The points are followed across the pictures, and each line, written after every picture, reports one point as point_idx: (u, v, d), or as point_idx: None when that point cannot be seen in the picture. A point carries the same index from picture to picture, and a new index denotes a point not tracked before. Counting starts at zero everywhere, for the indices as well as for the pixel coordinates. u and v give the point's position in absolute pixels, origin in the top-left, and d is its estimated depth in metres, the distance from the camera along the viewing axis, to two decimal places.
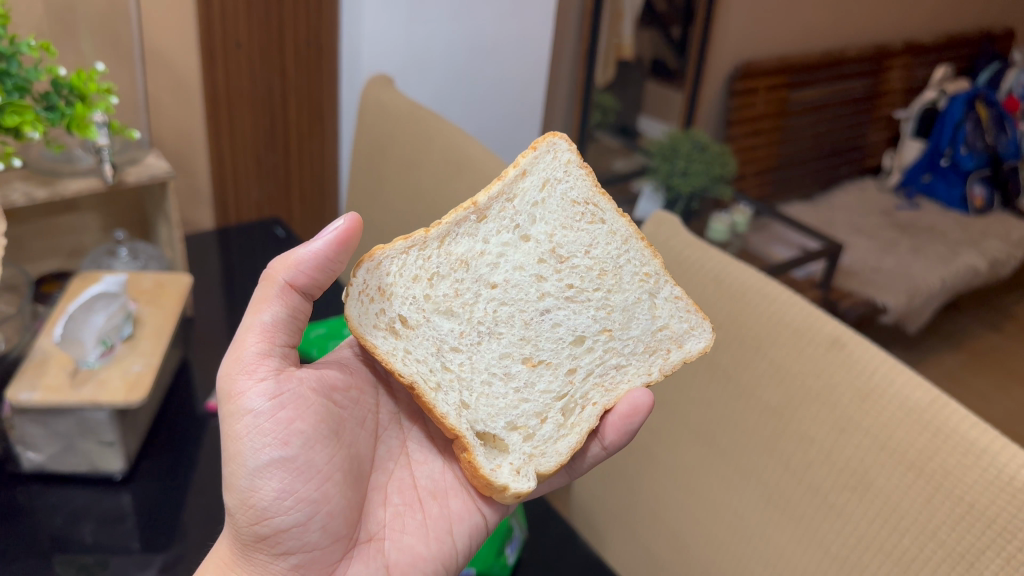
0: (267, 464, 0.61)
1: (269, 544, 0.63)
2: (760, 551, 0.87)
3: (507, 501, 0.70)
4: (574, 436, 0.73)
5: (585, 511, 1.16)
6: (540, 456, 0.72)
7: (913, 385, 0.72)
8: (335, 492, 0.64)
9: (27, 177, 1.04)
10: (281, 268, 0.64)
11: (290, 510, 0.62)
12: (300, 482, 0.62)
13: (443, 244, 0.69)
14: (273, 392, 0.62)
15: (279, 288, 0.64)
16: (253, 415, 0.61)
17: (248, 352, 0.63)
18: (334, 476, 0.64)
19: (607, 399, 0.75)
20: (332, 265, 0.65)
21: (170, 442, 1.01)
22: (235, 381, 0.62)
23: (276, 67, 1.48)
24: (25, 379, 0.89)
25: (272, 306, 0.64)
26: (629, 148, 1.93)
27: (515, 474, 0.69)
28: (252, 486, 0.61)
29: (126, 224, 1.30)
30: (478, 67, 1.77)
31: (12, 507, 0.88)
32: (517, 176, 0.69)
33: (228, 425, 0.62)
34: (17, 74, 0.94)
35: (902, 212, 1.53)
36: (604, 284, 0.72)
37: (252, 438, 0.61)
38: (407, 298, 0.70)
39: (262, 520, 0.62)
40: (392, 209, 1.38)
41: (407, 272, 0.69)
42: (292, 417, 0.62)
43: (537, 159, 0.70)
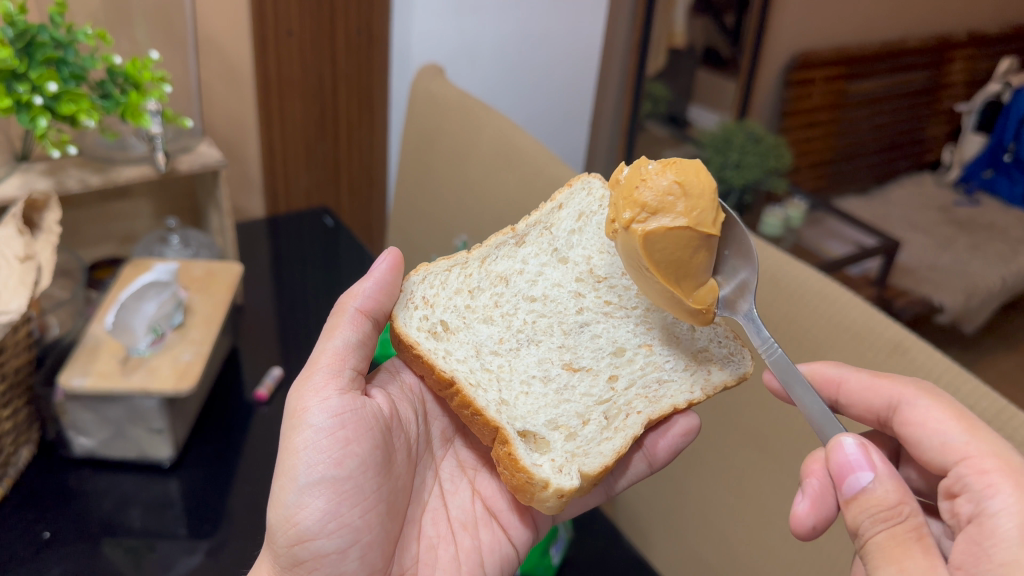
0: (317, 483, 0.61)
1: (304, 570, 0.63)
2: (811, 559, 0.85)
3: (547, 506, 0.66)
4: (619, 439, 0.70)
5: (631, 511, 1.14)
6: (583, 457, 0.68)
7: (979, 394, 0.69)
8: (375, 520, 0.64)
9: (82, 164, 1.04)
10: (352, 296, 0.67)
11: (332, 534, 0.61)
12: (345, 506, 0.62)
13: (484, 263, 0.76)
14: (335, 411, 0.62)
15: (352, 313, 0.66)
16: (314, 429, 0.61)
17: (319, 371, 0.64)
18: (377, 505, 0.65)
19: (651, 409, 0.72)
20: (393, 289, 0.70)
21: (220, 428, 1.01)
22: (302, 398, 0.63)
23: (327, 55, 1.47)
24: (77, 365, 0.91)
25: (345, 330, 0.66)
26: (678, 139, 1.99)
27: (557, 470, 0.65)
28: (298, 503, 0.61)
29: (178, 211, 1.31)
30: (531, 57, 1.75)
31: (64, 490, 0.89)
32: (554, 209, 0.79)
33: (289, 438, 0.61)
34: (74, 62, 0.95)
35: (962, 207, 1.47)
36: (641, 302, 0.76)
37: (308, 454, 0.61)
38: (448, 306, 0.74)
39: (303, 542, 0.61)
40: (441, 199, 1.37)
41: (449, 286, 0.75)
42: (349, 438, 0.62)
43: (573, 195, 0.80)
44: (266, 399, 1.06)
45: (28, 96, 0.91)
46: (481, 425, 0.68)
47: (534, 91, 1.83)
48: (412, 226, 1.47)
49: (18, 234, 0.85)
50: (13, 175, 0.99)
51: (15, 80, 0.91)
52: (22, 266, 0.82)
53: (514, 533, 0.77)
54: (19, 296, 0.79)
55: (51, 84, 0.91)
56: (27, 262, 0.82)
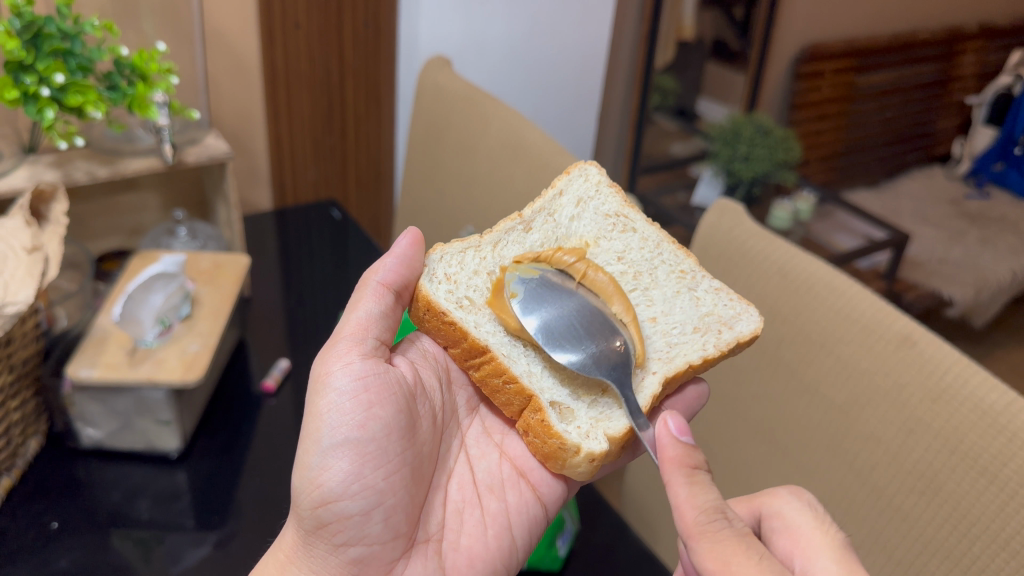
0: (341, 444, 0.61)
1: (329, 534, 0.62)
2: None
3: (577, 472, 0.68)
4: (641, 397, 0.70)
5: (637, 504, 1.14)
6: (607, 420, 0.70)
7: (988, 386, 0.68)
8: (400, 485, 0.64)
9: (90, 156, 1.04)
10: (375, 271, 0.69)
11: (356, 496, 0.61)
12: (369, 467, 0.61)
13: (497, 248, 0.77)
14: (358, 375, 0.62)
15: (374, 285, 0.68)
16: (337, 393, 0.61)
17: (342, 339, 0.65)
18: (402, 470, 0.64)
19: (666, 367, 0.71)
20: (416, 264, 0.71)
21: (227, 421, 1.01)
22: (327, 365, 0.63)
23: (335, 47, 1.47)
24: (85, 356, 0.91)
25: (368, 301, 0.67)
26: (686, 131, 2.03)
27: (584, 436, 0.67)
28: (321, 465, 0.61)
29: (185, 204, 1.32)
30: (539, 51, 1.74)
31: (72, 481, 0.90)
32: (555, 195, 0.81)
33: (312, 403, 0.62)
34: (81, 54, 0.95)
35: (972, 201, 1.73)
36: (640, 282, 0.79)
37: (331, 416, 0.61)
38: (471, 286, 0.75)
39: (326, 504, 0.61)
40: (448, 193, 1.37)
41: (467, 267, 0.76)
42: (372, 401, 0.62)
43: (571, 182, 0.82)
44: (273, 391, 1.06)
45: (35, 88, 0.91)
46: (513, 393, 0.69)
47: (543, 84, 1.82)
48: (419, 220, 1.47)
49: (25, 226, 0.85)
50: (20, 167, 1.00)
51: (22, 71, 0.91)
52: (29, 257, 0.82)
53: (544, 491, 0.75)
54: (27, 286, 0.79)
55: (58, 76, 0.91)
56: (34, 253, 0.83)
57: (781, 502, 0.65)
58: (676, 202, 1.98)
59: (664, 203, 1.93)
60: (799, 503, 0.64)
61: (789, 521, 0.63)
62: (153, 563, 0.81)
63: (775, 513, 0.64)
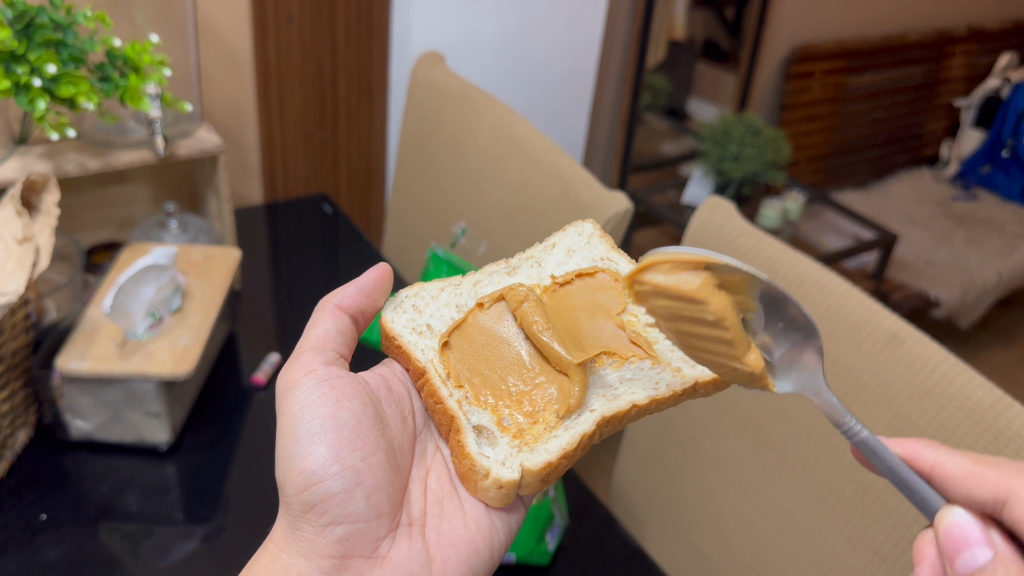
0: (317, 432, 0.62)
1: (316, 515, 0.63)
2: (807, 549, 0.85)
3: (490, 496, 0.68)
4: (566, 437, 0.67)
5: (625, 499, 1.14)
6: (529, 453, 0.67)
7: (974, 384, 0.69)
8: (378, 468, 0.65)
9: (81, 147, 1.04)
10: (333, 295, 0.71)
11: (337, 477, 0.62)
12: (346, 450, 0.63)
13: (475, 286, 0.79)
14: (323, 374, 0.65)
15: (331, 307, 0.70)
16: (306, 389, 0.63)
17: (306, 350, 0.67)
18: (377, 454, 0.66)
19: (607, 406, 0.69)
20: (377, 296, 0.74)
21: (215, 414, 1.01)
22: (293, 371, 0.66)
23: (327, 40, 1.47)
24: (75, 348, 0.91)
25: (325, 320, 0.69)
26: (677, 131, 2.05)
27: (501, 464, 0.67)
28: (302, 453, 0.62)
29: (177, 196, 1.31)
30: (532, 59, 1.72)
31: (60, 473, 0.89)
32: (549, 245, 0.82)
33: (284, 403, 0.64)
34: (73, 45, 0.94)
35: (960, 201, 1.95)
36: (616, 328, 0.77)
37: (304, 412, 0.63)
38: (436, 315, 0.77)
39: (311, 487, 0.62)
40: (440, 187, 1.37)
41: (438, 301, 0.78)
42: (341, 396, 0.65)
43: (565, 236, 0.83)
44: (263, 384, 1.06)
45: (26, 78, 0.91)
46: (440, 414, 0.69)
47: (538, 84, 1.77)
48: (411, 215, 1.47)
49: (15, 216, 0.85)
50: (10, 157, 0.99)
51: (13, 61, 0.91)
52: (20, 248, 0.82)
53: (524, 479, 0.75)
54: (18, 278, 0.79)
55: (50, 67, 0.91)
56: (25, 243, 0.82)
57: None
58: (666, 201, 1.98)
59: (655, 201, 1.95)
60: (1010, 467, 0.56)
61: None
62: (142, 556, 0.81)
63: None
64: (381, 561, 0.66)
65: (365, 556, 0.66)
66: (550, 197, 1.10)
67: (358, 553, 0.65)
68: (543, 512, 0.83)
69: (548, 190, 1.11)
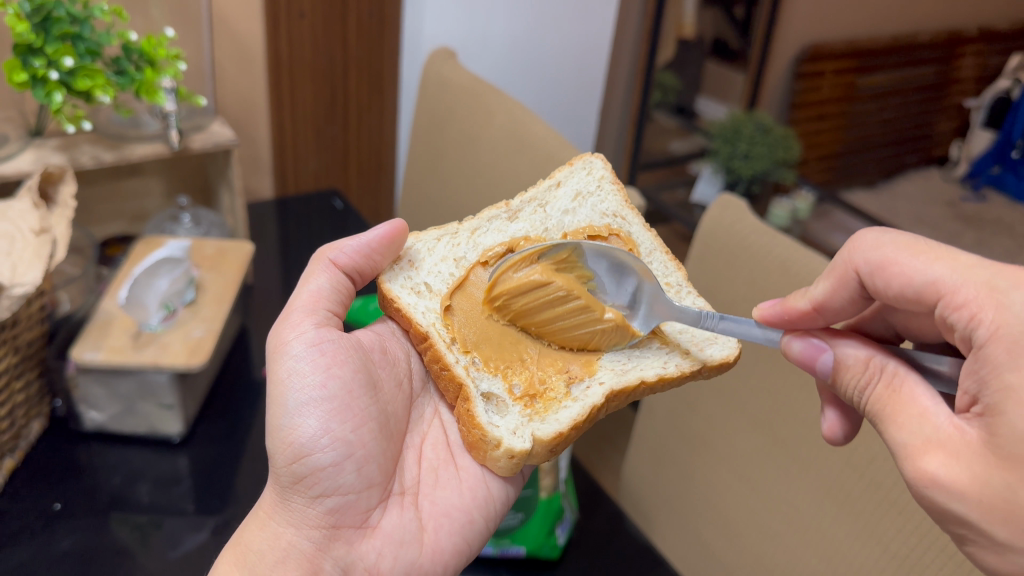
0: (307, 403, 0.63)
1: (305, 487, 0.63)
2: (816, 546, 0.85)
3: (500, 466, 0.68)
4: (576, 408, 0.68)
5: (634, 495, 1.15)
6: (540, 424, 0.67)
7: None
8: (370, 438, 0.66)
9: (95, 140, 1.05)
10: (330, 249, 0.71)
11: (327, 449, 0.63)
12: (336, 421, 0.63)
13: (473, 235, 0.79)
14: (314, 339, 0.65)
15: (328, 264, 0.70)
16: (295, 359, 0.64)
17: (296, 310, 0.67)
18: (369, 424, 0.66)
19: (616, 379, 0.70)
20: (378, 257, 0.72)
21: (227, 406, 1.02)
22: (283, 335, 0.66)
23: (339, 36, 1.47)
24: (89, 340, 0.92)
25: (318, 277, 0.69)
26: (685, 129, 2.05)
27: (512, 433, 0.67)
28: (291, 425, 0.62)
29: (189, 191, 1.32)
30: (542, 55, 1.72)
31: (73, 465, 0.90)
32: (552, 186, 0.81)
33: (274, 372, 0.64)
34: (90, 38, 0.95)
35: (969, 203, 1.77)
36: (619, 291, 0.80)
37: (295, 380, 0.63)
38: (433, 272, 0.76)
39: (300, 459, 0.62)
40: (451, 183, 1.37)
41: (435, 254, 0.78)
42: (332, 363, 0.65)
43: (571, 176, 0.83)
44: None
45: (44, 71, 0.92)
46: (447, 380, 0.69)
47: (548, 81, 1.78)
48: (421, 210, 1.47)
49: (33, 208, 0.86)
50: (26, 150, 1.00)
51: (31, 54, 0.92)
52: (37, 239, 0.83)
53: None
54: (35, 268, 0.80)
55: (67, 60, 0.92)
56: (42, 235, 0.83)
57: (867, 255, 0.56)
58: (675, 200, 1.97)
59: (664, 199, 1.95)
60: (894, 234, 0.56)
61: (981, 308, 0.48)
62: (152, 548, 0.82)
63: (955, 289, 0.50)
64: (371, 531, 0.67)
65: (357, 526, 0.66)
66: None
67: (350, 524, 0.66)
68: (555, 504, 0.84)
69: None
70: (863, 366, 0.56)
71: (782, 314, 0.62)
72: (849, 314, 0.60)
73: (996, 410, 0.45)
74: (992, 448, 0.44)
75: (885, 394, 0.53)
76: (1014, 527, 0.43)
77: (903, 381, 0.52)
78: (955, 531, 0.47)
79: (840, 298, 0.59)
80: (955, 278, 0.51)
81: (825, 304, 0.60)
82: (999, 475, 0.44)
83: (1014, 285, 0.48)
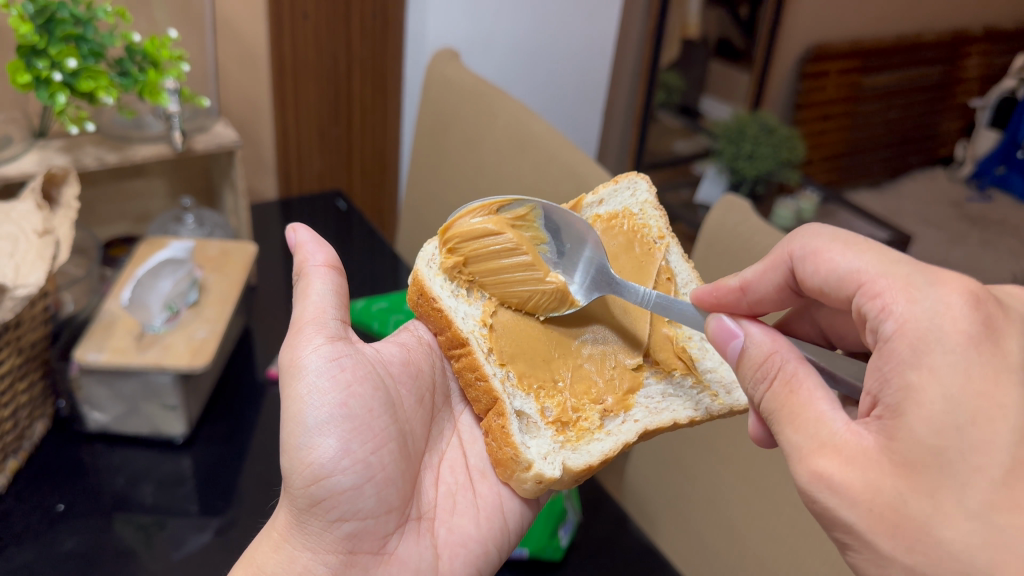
0: (326, 422, 0.62)
1: (323, 510, 0.62)
2: (820, 549, 0.85)
3: (525, 487, 0.68)
4: (610, 442, 0.69)
5: (638, 496, 1.14)
6: (572, 453, 0.68)
7: None
8: (388, 459, 0.65)
9: (99, 141, 1.05)
10: (308, 263, 0.71)
11: (347, 471, 0.62)
12: (356, 443, 0.62)
13: None
14: (330, 356, 0.64)
15: (314, 270, 0.71)
16: (313, 375, 0.63)
17: (307, 326, 0.66)
18: (388, 445, 0.66)
19: (649, 419, 0.71)
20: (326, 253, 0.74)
21: (231, 407, 1.02)
22: (297, 349, 0.65)
23: (342, 36, 1.47)
24: (93, 340, 0.92)
25: (320, 291, 0.69)
26: (690, 129, 2.04)
27: (543, 457, 0.67)
28: (309, 445, 0.62)
29: (192, 191, 1.32)
30: (547, 56, 1.72)
31: (76, 466, 0.90)
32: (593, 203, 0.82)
33: (290, 389, 0.63)
34: (93, 39, 0.95)
35: (974, 203, 1.75)
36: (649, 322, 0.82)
37: (312, 397, 0.62)
38: None
39: (318, 481, 0.62)
40: (454, 184, 1.37)
41: None
42: (349, 382, 0.64)
43: (615, 192, 0.82)
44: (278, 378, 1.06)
45: (47, 72, 0.92)
46: (482, 391, 0.68)
47: (551, 80, 1.77)
48: (424, 211, 1.47)
49: (36, 209, 0.86)
50: (30, 151, 1.00)
51: (34, 55, 0.92)
52: (40, 240, 0.83)
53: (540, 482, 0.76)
54: (38, 270, 0.80)
55: (70, 61, 0.92)
56: (46, 236, 0.84)
57: (809, 241, 0.61)
58: (679, 199, 1.97)
59: (668, 199, 1.95)
60: (829, 230, 0.60)
61: (892, 300, 0.51)
62: (155, 548, 0.82)
63: (871, 282, 0.53)
64: (389, 557, 0.67)
65: (372, 551, 0.66)
66: (565, 193, 1.11)
67: (367, 549, 0.66)
68: (559, 505, 0.83)
69: (563, 187, 1.11)
70: (763, 356, 0.57)
71: (709, 291, 0.69)
72: (767, 303, 0.67)
73: (895, 411, 0.48)
74: (888, 454, 0.47)
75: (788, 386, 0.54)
76: (900, 540, 0.46)
77: (802, 382, 0.54)
78: (837, 536, 0.49)
79: (765, 284, 0.66)
80: (872, 269, 0.54)
81: (750, 285, 0.67)
82: (890, 481, 0.46)
83: (927, 286, 0.50)
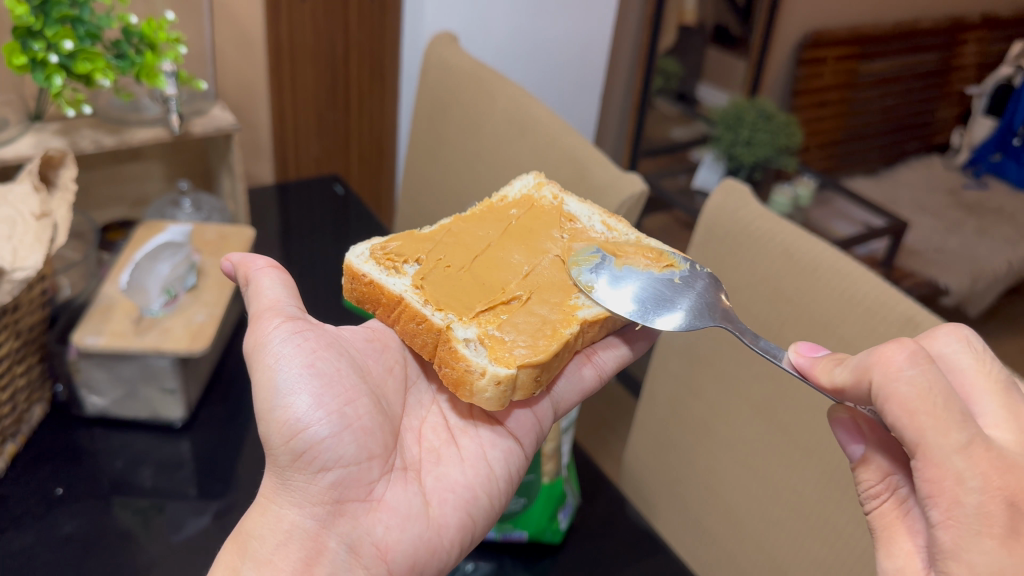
0: (297, 381, 0.62)
1: (306, 463, 0.62)
2: (817, 531, 0.85)
3: (487, 401, 0.67)
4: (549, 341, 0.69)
5: (635, 481, 1.15)
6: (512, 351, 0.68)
7: None
8: (363, 411, 0.65)
9: (95, 124, 1.05)
10: (249, 263, 0.71)
11: (324, 421, 0.62)
12: (328, 396, 0.63)
13: None
14: (294, 328, 0.65)
15: (259, 267, 0.70)
16: (278, 344, 0.64)
17: (263, 308, 0.67)
18: (362, 399, 0.66)
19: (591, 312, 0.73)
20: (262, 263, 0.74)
21: (229, 391, 1.01)
22: (259, 328, 0.65)
23: (340, 19, 1.46)
24: (91, 323, 0.92)
25: (269, 277, 0.69)
26: (686, 116, 2.06)
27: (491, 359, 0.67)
28: (284, 403, 0.62)
29: (191, 175, 1.32)
30: (544, 42, 1.72)
31: (75, 449, 0.90)
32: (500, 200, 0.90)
33: (258, 362, 0.64)
34: (90, 21, 0.94)
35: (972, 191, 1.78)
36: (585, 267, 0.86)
37: (280, 363, 0.63)
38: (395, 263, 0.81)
39: (297, 435, 0.61)
40: (453, 168, 1.36)
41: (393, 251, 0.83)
42: (315, 347, 0.65)
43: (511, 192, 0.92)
44: None
45: (43, 54, 0.92)
46: (425, 331, 0.71)
47: (547, 66, 1.77)
48: (423, 196, 1.46)
49: (34, 191, 0.86)
50: (26, 134, 1.00)
51: (30, 37, 0.92)
52: (38, 223, 0.83)
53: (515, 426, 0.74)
54: (36, 252, 0.79)
55: (67, 43, 0.92)
56: (43, 219, 0.83)
57: None
58: (676, 186, 1.96)
59: (667, 184, 1.96)
60: None
61: None
62: (153, 531, 0.82)
63: None
64: (377, 504, 0.65)
65: (361, 500, 0.64)
66: (564, 177, 1.11)
67: (354, 497, 0.64)
68: (557, 488, 0.84)
69: (561, 171, 1.11)
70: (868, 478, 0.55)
71: None
72: None
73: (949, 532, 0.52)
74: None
75: (870, 361, 0.50)
76: None
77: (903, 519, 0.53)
78: None
79: None
80: None
81: None
82: None
83: None
